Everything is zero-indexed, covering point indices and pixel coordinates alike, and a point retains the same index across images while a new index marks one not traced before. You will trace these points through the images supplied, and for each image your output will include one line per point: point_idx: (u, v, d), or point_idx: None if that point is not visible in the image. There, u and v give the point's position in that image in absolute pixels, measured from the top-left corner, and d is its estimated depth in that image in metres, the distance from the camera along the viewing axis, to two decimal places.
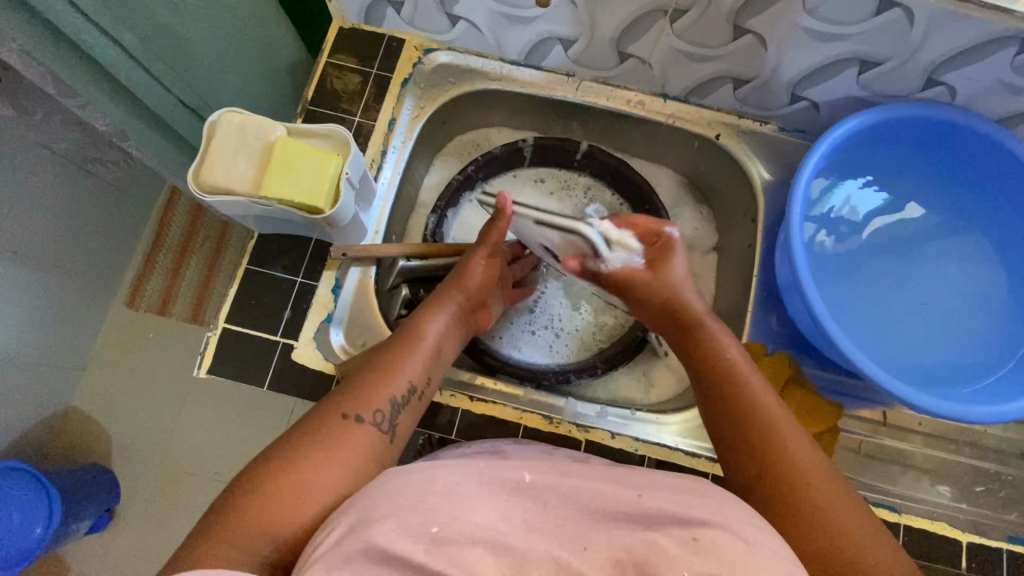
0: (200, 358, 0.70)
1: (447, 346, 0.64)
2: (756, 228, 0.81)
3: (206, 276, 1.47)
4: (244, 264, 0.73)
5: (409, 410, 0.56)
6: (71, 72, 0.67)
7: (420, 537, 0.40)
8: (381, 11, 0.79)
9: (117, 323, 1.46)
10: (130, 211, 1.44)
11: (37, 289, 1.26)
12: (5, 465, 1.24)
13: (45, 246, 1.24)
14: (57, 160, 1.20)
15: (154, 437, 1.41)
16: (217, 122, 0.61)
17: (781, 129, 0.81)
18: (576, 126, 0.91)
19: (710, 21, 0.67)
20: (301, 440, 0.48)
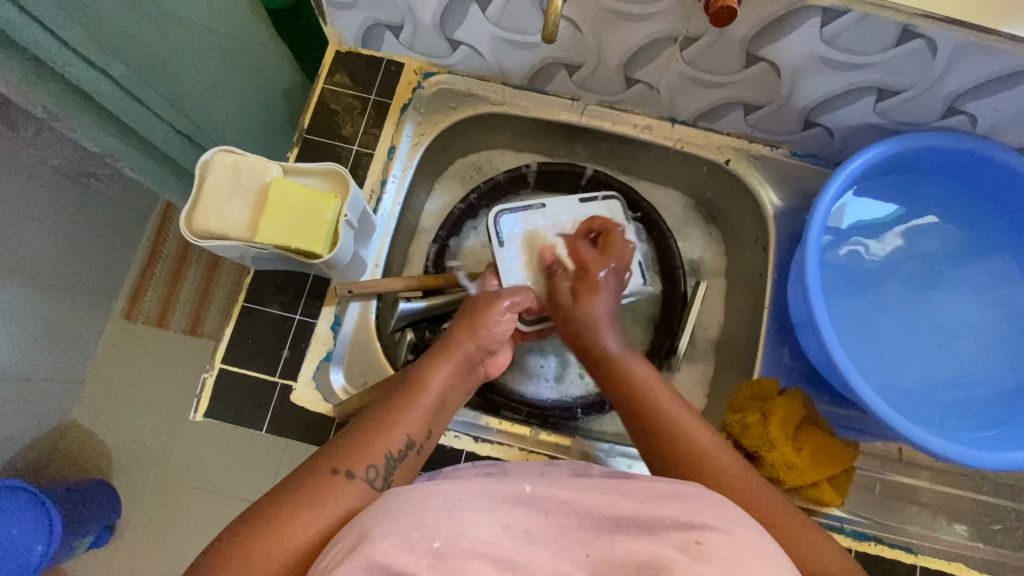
0: (197, 402, 0.68)
1: (450, 398, 0.62)
2: (767, 256, 0.79)
3: (203, 290, 1.44)
4: (241, 300, 0.70)
5: (407, 466, 0.53)
6: (57, 103, 0.65)
7: (422, 552, 0.38)
8: (379, 36, 0.76)
9: (115, 336, 1.44)
10: (125, 226, 1.42)
11: (31, 307, 1.23)
12: (6, 483, 1.22)
13: (39, 263, 1.22)
14: (51, 176, 1.18)
15: (154, 454, 1.40)
16: (210, 164, 0.59)
17: (793, 153, 0.78)
18: (582, 149, 0.88)
19: (722, 49, 0.64)
20: (287, 496, 0.46)
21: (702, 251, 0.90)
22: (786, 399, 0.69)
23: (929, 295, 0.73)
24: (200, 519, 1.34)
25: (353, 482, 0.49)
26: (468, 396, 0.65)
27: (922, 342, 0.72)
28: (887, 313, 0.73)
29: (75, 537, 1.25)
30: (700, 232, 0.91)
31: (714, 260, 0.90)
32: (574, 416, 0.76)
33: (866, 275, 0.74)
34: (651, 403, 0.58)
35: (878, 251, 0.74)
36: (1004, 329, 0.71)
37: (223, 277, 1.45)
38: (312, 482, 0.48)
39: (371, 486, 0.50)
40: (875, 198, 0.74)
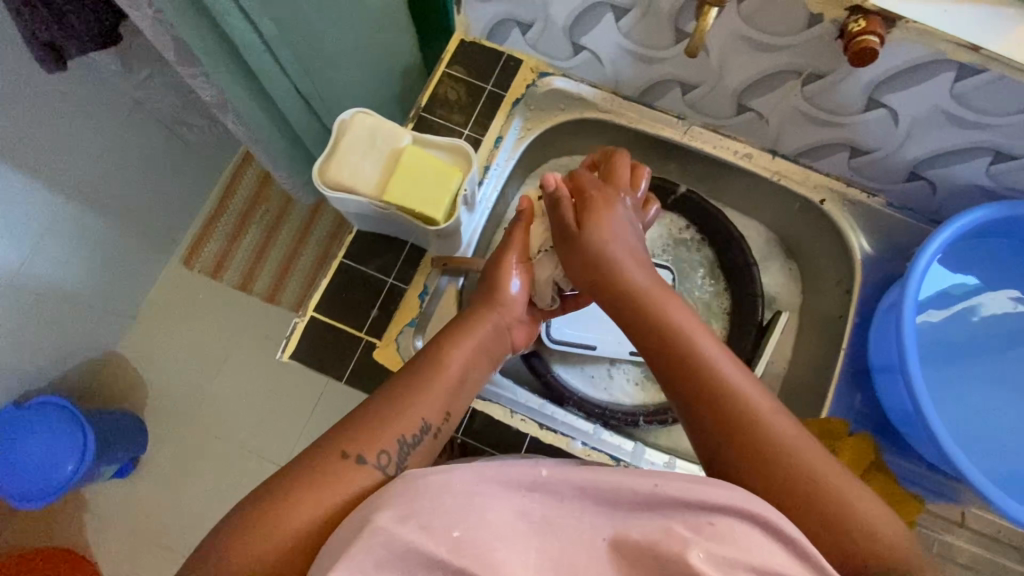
0: (285, 343, 0.72)
1: (475, 374, 0.60)
2: (849, 299, 0.80)
3: (261, 245, 1.54)
4: (340, 256, 0.74)
5: (419, 452, 0.54)
6: (200, 40, 0.70)
7: (443, 539, 0.38)
8: (506, 31, 0.80)
9: (172, 278, 1.54)
10: (201, 176, 1.53)
11: (104, 243, 1.35)
12: (56, 400, 1.30)
13: (119, 196, 1.33)
14: (147, 117, 1.30)
15: (188, 397, 1.50)
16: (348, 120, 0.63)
17: (889, 204, 0.79)
18: (675, 168, 0.90)
19: (845, 89, 0.66)
20: (294, 478, 0.48)
21: (778, 285, 0.91)
22: (857, 442, 0.70)
23: (1004, 360, 0.73)
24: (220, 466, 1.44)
25: (362, 467, 0.49)
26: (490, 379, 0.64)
27: (991, 406, 0.72)
28: (959, 372, 0.73)
29: (104, 462, 1.32)
30: (781, 265, 0.91)
31: (790, 296, 0.90)
32: (636, 423, 0.76)
33: (953, 339, 0.74)
34: (705, 372, 0.51)
35: (962, 311, 0.74)
36: None
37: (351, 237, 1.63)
38: (320, 463, 0.49)
39: (383, 472, 0.51)
40: (968, 258, 0.74)
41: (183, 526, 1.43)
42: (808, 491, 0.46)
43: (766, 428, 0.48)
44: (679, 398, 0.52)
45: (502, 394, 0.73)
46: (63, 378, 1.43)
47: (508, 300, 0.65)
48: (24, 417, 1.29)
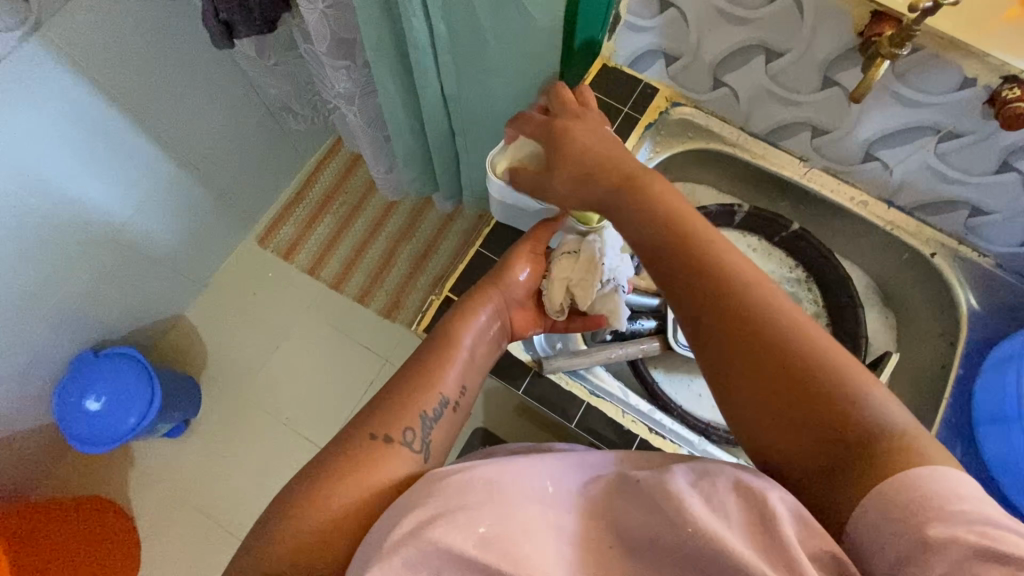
0: (420, 317, 0.80)
1: (484, 349, 0.67)
2: (954, 351, 0.83)
3: (335, 233, 1.73)
4: (477, 245, 0.82)
5: (441, 425, 0.60)
6: (369, 22, 0.81)
7: (469, 535, 0.42)
8: (651, 61, 0.87)
9: (248, 253, 1.73)
10: (292, 162, 1.74)
11: (195, 214, 1.54)
12: (128, 353, 1.46)
13: (217, 169, 1.52)
14: (259, 102, 1.49)
15: (245, 364, 1.66)
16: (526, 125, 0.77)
17: (1001, 266, 0.82)
18: (786, 206, 0.94)
19: (981, 150, 0.70)
20: (341, 462, 0.53)
21: (874, 330, 0.92)
22: None
23: None
24: (263, 435, 1.60)
25: (391, 445, 0.55)
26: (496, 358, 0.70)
27: None
28: None
29: (161, 421, 1.46)
30: (877, 311, 0.93)
31: (885, 341, 0.91)
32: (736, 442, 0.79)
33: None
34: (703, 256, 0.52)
35: None
36: None
37: (420, 233, 1.74)
38: (355, 447, 0.55)
39: (410, 447, 0.56)
40: None
41: (226, 483, 1.57)
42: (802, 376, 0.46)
43: (772, 310, 0.49)
44: (682, 289, 0.52)
45: (615, 396, 0.77)
46: (139, 331, 1.60)
47: (514, 285, 0.70)
48: (99, 367, 1.43)
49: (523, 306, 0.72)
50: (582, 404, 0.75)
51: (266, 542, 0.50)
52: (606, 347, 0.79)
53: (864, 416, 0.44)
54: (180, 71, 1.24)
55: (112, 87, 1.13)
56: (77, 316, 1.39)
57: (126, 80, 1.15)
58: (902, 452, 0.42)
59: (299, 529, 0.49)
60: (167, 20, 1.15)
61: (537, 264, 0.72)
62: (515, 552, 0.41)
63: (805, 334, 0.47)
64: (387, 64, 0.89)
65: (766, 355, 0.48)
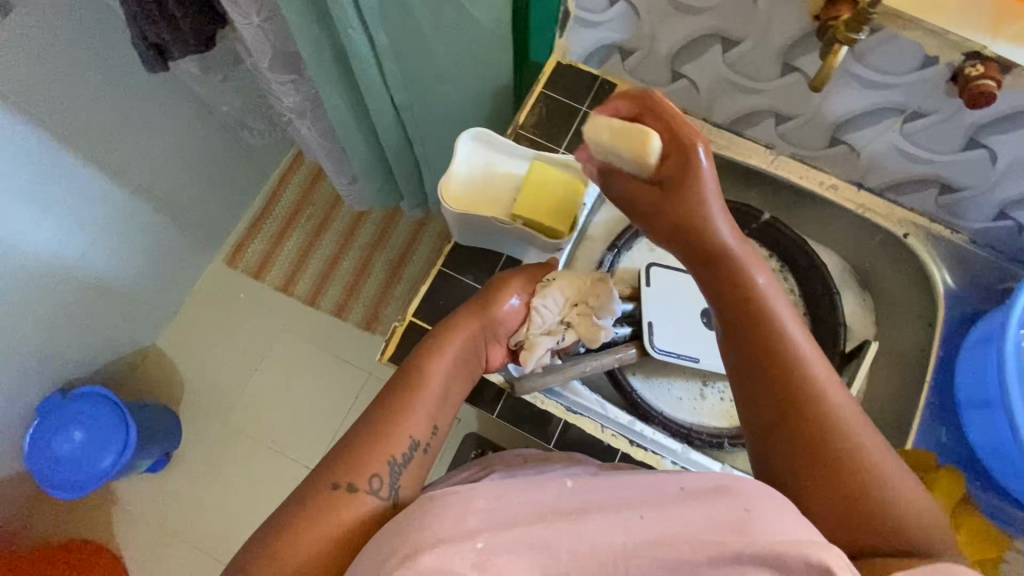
0: (384, 345, 0.74)
1: (458, 387, 0.62)
2: (932, 333, 0.81)
3: (305, 249, 1.68)
4: (440, 264, 0.77)
5: (410, 470, 0.56)
6: (306, 35, 0.76)
7: (467, 552, 0.41)
8: (606, 56, 0.83)
9: (216, 276, 1.67)
10: (253, 179, 1.67)
11: (155, 240, 1.47)
12: (99, 391, 1.40)
13: (174, 193, 1.45)
14: (212, 119, 1.43)
15: (224, 391, 1.61)
16: (456, 150, 0.65)
17: (973, 242, 0.81)
18: (756, 195, 0.91)
19: (948, 129, 0.68)
20: (302, 514, 0.51)
21: (853, 314, 0.91)
22: (950, 474, 0.69)
23: None
24: (249, 461, 1.56)
25: (355, 493, 0.52)
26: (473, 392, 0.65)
27: None
28: None
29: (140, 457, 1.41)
30: (855, 295, 0.92)
31: (864, 326, 0.90)
32: (721, 445, 0.77)
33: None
34: (776, 335, 0.51)
35: None
36: None
37: (392, 241, 1.69)
38: (315, 498, 0.52)
39: (377, 495, 0.53)
40: None
41: (213, 514, 1.52)
42: (846, 464, 0.48)
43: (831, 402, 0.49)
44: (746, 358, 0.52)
45: (591, 409, 0.75)
46: (110, 366, 1.54)
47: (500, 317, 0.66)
48: (70, 408, 1.37)
49: (501, 339, 0.67)
50: (558, 419, 0.75)
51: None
52: (580, 361, 0.75)
53: (888, 510, 0.47)
54: (124, 94, 1.18)
55: (51, 117, 1.07)
56: (39, 358, 1.33)
57: (65, 110, 1.09)
58: (905, 546, 0.45)
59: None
60: (102, 44, 1.08)
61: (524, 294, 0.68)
62: (497, 566, 0.40)
63: (853, 430, 0.48)
64: (330, 77, 0.85)
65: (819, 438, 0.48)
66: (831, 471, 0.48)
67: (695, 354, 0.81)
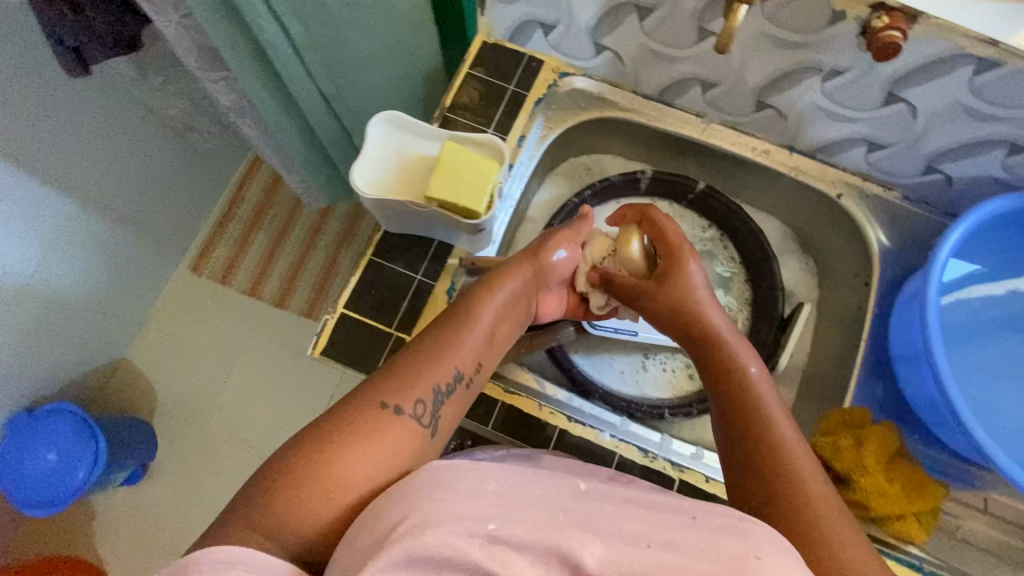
0: (315, 339, 0.73)
1: (503, 329, 0.63)
2: (869, 291, 0.81)
3: (269, 251, 1.65)
4: (370, 253, 0.76)
5: (453, 400, 0.56)
6: (218, 31, 0.74)
7: (477, 531, 0.39)
8: (529, 32, 0.82)
9: (182, 284, 1.65)
10: (211, 183, 1.64)
11: (113, 252, 1.44)
12: (67, 406, 1.37)
13: (128, 204, 1.42)
14: (160, 124, 1.40)
15: (199, 399, 1.59)
16: (366, 135, 0.64)
17: (906, 198, 0.81)
18: (692, 164, 0.91)
19: (866, 84, 0.68)
20: (319, 447, 0.48)
21: (796, 277, 0.91)
22: (882, 429, 0.68)
23: (1002, 350, 0.77)
24: (226, 468, 1.54)
25: (401, 416, 0.52)
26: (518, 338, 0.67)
27: (998, 399, 0.75)
28: (971, 370, 0.76)
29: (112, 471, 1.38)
30: (797, 259, 0.92)
31: (806, 289, 0.90)
32: (661, 416, 0.78)
33: (969, 323, 0.78)
34: (757, 406, 0.54)
35: (964, 301, 0.78)
36: None
37: (357, 241, 1.66)
38: (348, 425, 0.50)
39: (419, 421, 0.53)
40: (982, 250, 0.76)
41: (197, 522, 1.51)
42: (810, 532, 0.46)
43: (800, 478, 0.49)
44: (727, 424, 0.54)
45: (528, 388, 0.74)
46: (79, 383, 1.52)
47: (550, 266, 0.68)
48: (36, 425, 1.34)
49: (550, 288, 0.70)
50: (496, 401, 0.71)
51: (249, 515, 0.45)
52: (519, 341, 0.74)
53: None
54: (54, 101, 1.14)
55: None
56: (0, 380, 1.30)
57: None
58: None
59: (258, 518, 0.45)
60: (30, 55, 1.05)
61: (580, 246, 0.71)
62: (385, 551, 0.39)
63: (825, 505, 0.47)
64: (251, 70, 0.82)
65: (786, 503, 0.48)
66: (795, 536, 0.46)
67: (633, 327, 0.82)
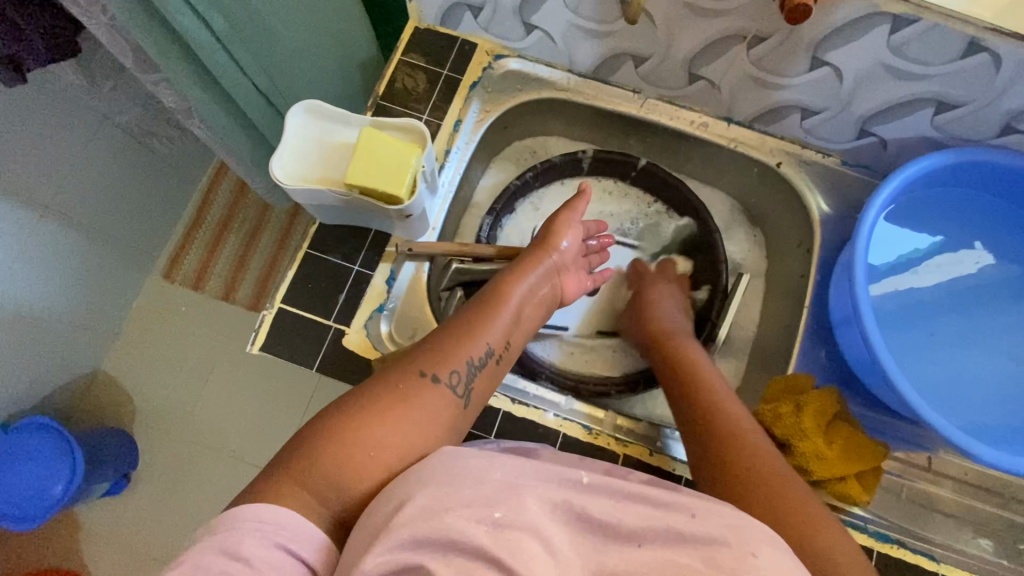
0: (254, 335, 0.72)
1: (527, 312, 0.68)
2: (811, 258, 0.81)
3: (242, 255, 1.55)
4: (305, 247, 0.75)
5: (484, 373, 0.59)
6: (146, 34, 0.71)
7: (484, 519, 0.41)
8: (458, 16, 0.81)
9: (154, 291, 1.55)
10: (176, 185, 1.55)
11: (79, 261, 1.36)
12: (41, 421, 1.31)
13: (93, 211, 1.35)
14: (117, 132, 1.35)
15: (172, 408, 1.49)
16: (285, 126, 0.64)
17: (845, 162, 0.81)
18: (634, 142, 0.91)
19: (790, 49, 0.67)
20: (372, 406, 0.51)
21: (744, 250, 0.92)
22: (821, 394, 0.68)
23: (961, 313, 0.74)
24: (205, 479, 1.43)
25: (437, 384, 0.55)
26: (544, 322, 0.72)
27: (960, 365, 0.72)
28: (931, 338, 0.74)
29: (92, 483, 1.33)
30: (745, 231, 0.93)
31: (755, 261, 0.91)
32: (608, 393, 0.80)
33: (900, 308, 0.75)
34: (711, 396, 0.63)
35: (920, 265, 0.75)
36: None
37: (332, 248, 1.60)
38: (404, 384, 0.54)
39: (454, 391, 0.56)
40: (927, 209, 0.75)
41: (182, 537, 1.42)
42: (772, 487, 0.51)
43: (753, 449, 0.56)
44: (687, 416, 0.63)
45: None
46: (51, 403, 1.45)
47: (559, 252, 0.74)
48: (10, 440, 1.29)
49: (568, 272, 0.75)
50: None
51: (298, 467, 0.47)
52: None
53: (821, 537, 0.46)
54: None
55: None
56: None
57: None
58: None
59: (308, 464, 0.47)
60: None
61: (580, 228, 0.78)
62: None
63: (777, 467, 0.53)
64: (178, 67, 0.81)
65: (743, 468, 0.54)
66: (759, 492, 0.51)
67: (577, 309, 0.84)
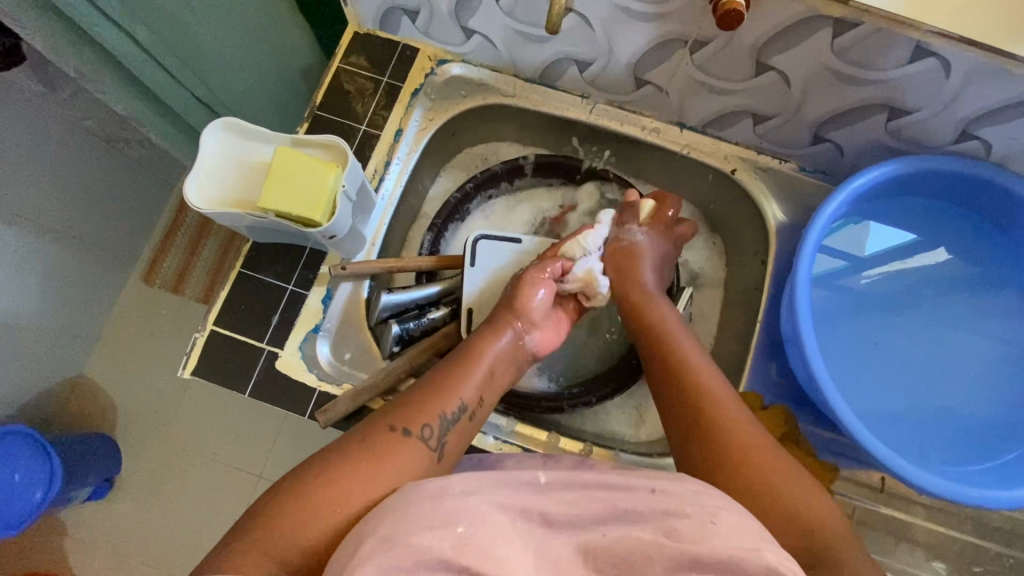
0: (186, 359, 0.70)
1: (500, 368, 0.65)
2: (766, 270, 0.78)
3: (221, 259, 1.37)
4: (238, 265, 0.72)
5: (457, 430, 0.56)
6: (74, 54, 0.67)
7: (448, 536, 0.39)
8: (396, 20, 0.77)
9: (136, 296, 1.37)
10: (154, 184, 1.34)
11: (56, 274, 1.20)
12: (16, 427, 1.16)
13: (72, 221, 1.19)
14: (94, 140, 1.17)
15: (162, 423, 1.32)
16: (200, 146, 0.61)
17: (803, 168, 0.77)
18: (588, 148, 0.88)
19: (732, 55, 0.63)
20: (337, 468, 0.48)
21: (703, 258, 0.89)
22: (765, 415, 0.67)
23: (909, 317, 0.72)
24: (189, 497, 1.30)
25: (410, 439, 0.52)
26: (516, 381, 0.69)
27: (912, 375, 0.70)
28: (880, 345, 0.72)
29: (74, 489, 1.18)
30: (704, 239, 0.89)
31: (714, 269, 0.88)
32: (560, 409, 0.77)
33: (853, 311, 0.73)
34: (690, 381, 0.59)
35: (872, 270, 0.73)
36: (1001, 381, 0.69)
37: None
38: (374, 441, 0.51)
39: (427, 445, 0.53)
40: (882, 210, 0.73)
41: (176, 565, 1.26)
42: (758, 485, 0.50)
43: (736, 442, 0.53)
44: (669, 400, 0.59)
45: None
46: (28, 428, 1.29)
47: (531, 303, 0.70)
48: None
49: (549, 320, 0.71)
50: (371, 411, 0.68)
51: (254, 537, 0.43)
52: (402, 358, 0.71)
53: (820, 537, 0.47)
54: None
55: None
56: None
57: None
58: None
59: (265, 532, 0.44)
60: None
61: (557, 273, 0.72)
62: None
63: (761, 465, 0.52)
64: None
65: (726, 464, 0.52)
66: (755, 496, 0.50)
67: None
